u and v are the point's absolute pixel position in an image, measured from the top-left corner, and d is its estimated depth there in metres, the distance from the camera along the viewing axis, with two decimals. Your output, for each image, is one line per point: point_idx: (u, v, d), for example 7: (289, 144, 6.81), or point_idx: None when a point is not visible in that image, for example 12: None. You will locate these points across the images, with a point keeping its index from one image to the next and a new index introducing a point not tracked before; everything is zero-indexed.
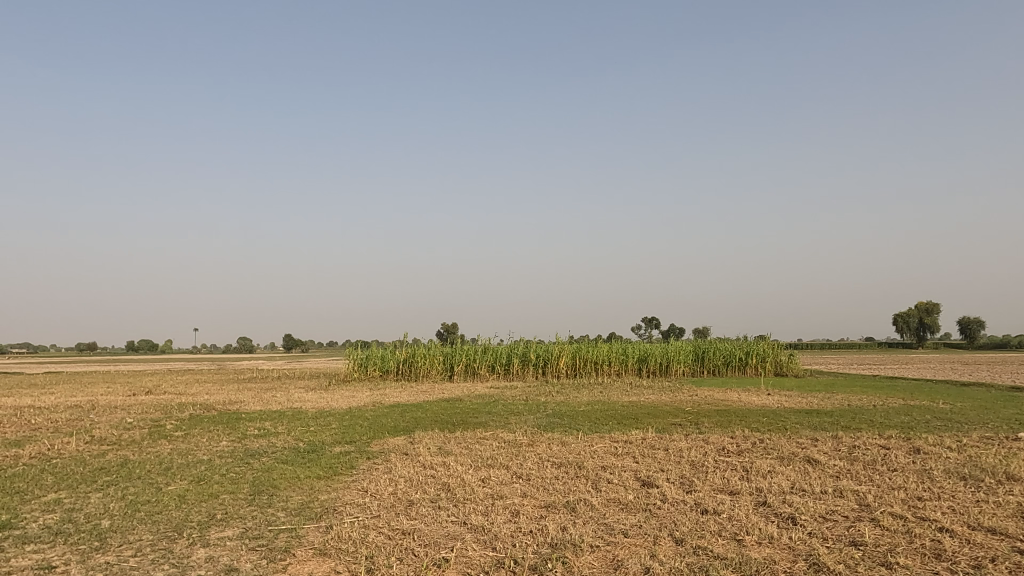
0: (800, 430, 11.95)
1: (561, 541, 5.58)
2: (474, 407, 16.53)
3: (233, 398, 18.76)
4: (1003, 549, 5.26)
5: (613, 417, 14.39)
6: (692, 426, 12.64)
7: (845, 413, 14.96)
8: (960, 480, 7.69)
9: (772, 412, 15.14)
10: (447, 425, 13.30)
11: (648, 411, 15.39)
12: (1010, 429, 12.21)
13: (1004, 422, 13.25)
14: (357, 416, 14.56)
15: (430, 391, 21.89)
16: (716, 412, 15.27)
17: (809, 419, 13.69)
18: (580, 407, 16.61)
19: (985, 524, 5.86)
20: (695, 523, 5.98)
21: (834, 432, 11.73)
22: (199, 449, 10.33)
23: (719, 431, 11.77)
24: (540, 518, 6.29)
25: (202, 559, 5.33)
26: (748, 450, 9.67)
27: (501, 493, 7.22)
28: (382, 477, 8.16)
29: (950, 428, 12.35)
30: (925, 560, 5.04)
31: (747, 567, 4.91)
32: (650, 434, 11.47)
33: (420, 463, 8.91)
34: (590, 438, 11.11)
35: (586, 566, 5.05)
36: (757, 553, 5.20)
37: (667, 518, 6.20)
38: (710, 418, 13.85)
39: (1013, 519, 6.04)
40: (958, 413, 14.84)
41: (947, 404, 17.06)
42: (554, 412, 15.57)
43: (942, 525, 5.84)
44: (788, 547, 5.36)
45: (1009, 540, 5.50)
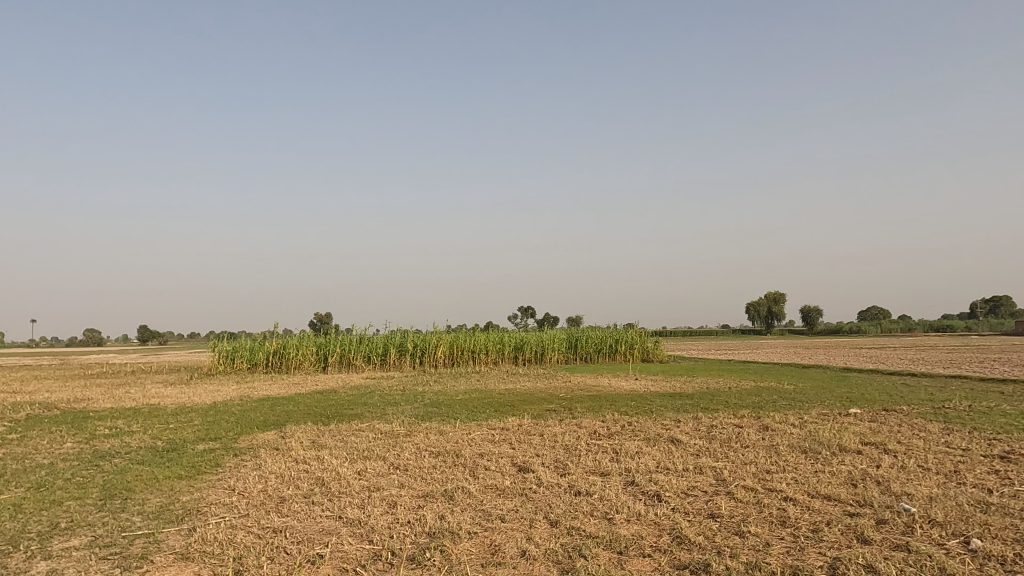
0: (664, 412, 12.71)
1: (439, 529, 5.59)
2: (349, 399, 16.10)
3: (79, 395, 17.15)
4: (836, 513, 5.88)
5: (490, 404, 14.63)
6: (565, 411, 13.08)
7: (704, 395, 16.08)
8: (801, 453, 8.50)
9: (639, 395, 15.98)
10: (320, 417, 12.90)
11: (523, 398, 15.74)
12: (841, 406, 13.64)
13: (838, 400, 14.77)
14: (222, 411, 13.79)
15: (303, 383, 21.15)
16: (587, 397, 15.90)
17: (672, 402, 14.57)
18: (458, 396, 16.66)
19: (822, 491, 6.52)
20: (568, 504, 6.20)
21: (694, 413, 12.54)
22: (38, 453, 9.35)
23: (591, 416, 12.22)
24: (417, 508, 6.26)
25: (43, 573, 4.84)
26: (617, 433, 10.15)
27: (378, 485, 7.12)
28: (251, 474, 7.77)
29: (793, 406, 13.59)
30: (771, 527, 5.54)
31: (616, 544, 5.17)
32: (525, 420, 11.75)
33: (292, 459, 8.57)
34: (468, 426, 11.19)
35: (464, 553, 5.09)
36: (626, 530, 5.48)
37: (542, 501, 6.38)
38: (582, 404, 14.39)
39: (844, 486, 6.77)
40: (800, 393, 16.39)
41: (790, 384, 18.80)
42: (431, 401, 15.56)
43: (786, 495, 6.44)
44: (654, 523, 5.69)
45: (841, 505, 6.16)
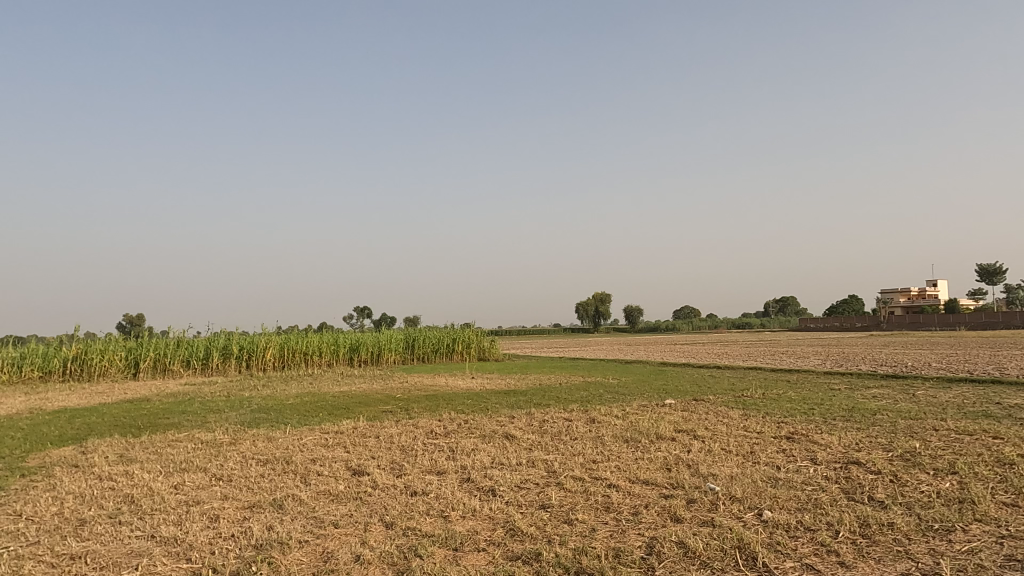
0: (499, 409, 13.04)
1: (267, 540, 5.31)
2: (164, 408, 14.74)
3: None
4: (653, 496, 6.39)
5: (323, 408, 14.13)
6: (401, 412, 12.97)
7: (537, 391, 16.71)
8: (623, 442, 9.13)
9: (475, 393, 16.25)
10: (130, 429, 11.70)
11: (359, 400, 15.38)
12: (658, 397, 14.81)
13: (656, 392, 16.03)
14: (5, 427, 12.03)
15: (109, 393, 19.05)
16: (424, 396, 15.89)
17: (507, 399, 14.98)
18: (288, 400, 15.90)
19: (641, 477, 7.05)
20: (404, 505, 6.17)
21: (528, 409, 12.99)
22: None
23: (428, 416, 12.23)
24: (243, 520, 5.90)
25: None
26: (453, 432, 10.24)
27: (198, 499, 6.61)
28: (43, 496, 6.86)
29: (617, 399, 14.53)
30: (596, 513, 5.90)
31: (451, 541, 5.22)
32: (360, 422, 11.49)
33: (95, 476, 7.70)
34: (299, 432, 10.72)
35: (293, 563, 4.88)
36: (460, 527, 5.56)
37: (377, 503, 6.28)
38: (419, 404, 14.36)
39: (660, 470, 7.37)
40: (623, 387, 17.57)
41: (615, 379, 20.10)
42: (259, 407, 14.71)
43: (610, 482, 6.89)
44: (488, 517, 5.82)
45: (657, 488, 6.71)
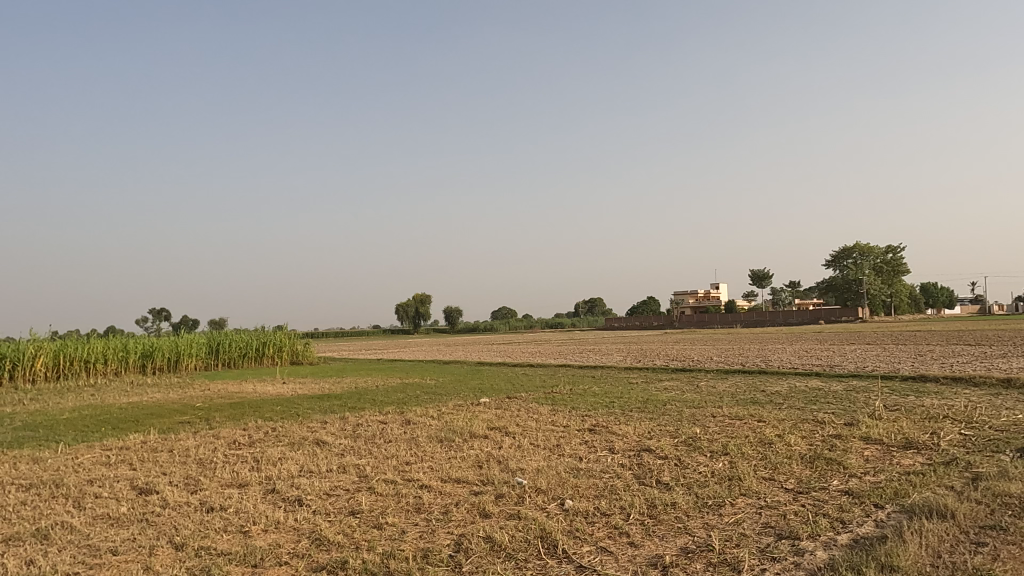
0: (311, 415, 12.54)
1: None
2: None
3: None
4: (464, 494, 6.50)
5: (107, 421, 12.65)
6: (201, 422, 11.99)
7: (353, 394, 16.31)
8: (437, 442, 9.20)
9: (286, 399, 15.48)
10: None
11: (151, 411, 13.98)
12: (474, 396, 15.15)
13: (471, 391, 16.39)
14: None
15: None
16: (229, 404, 14.83)
17: (320, 403, 14.45)
18: (63, 414, 14.01)
19: (454, 475, 7.15)
20: (198, 523, 5.70)
21: (341, 413, 12.63)
22: None
23: (231, 425, 11.44)
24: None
25: None
26: (259, 440, 9.67)
27: None
28: None
29: (433, 400, 14.62)
30: (407, 514, 5.88)
31: (250, 557, 4.91)
32: (151, 436, 10.44)
33: None
34: (75, 450, 9.50)
35: None
36: (262, 541, 5.25)
37: (166, 524, 5.74)
38: (221, 412, 13.38)
39: (472, 468, 7.52)
40: (440, 387, 17.72)
41: (432, 379, 20.21)
42: (24, 423, 12.80)
43: (422, 483, 6.90)
44: (293, 528, 5.56)
45: (468, 485, 6.83)
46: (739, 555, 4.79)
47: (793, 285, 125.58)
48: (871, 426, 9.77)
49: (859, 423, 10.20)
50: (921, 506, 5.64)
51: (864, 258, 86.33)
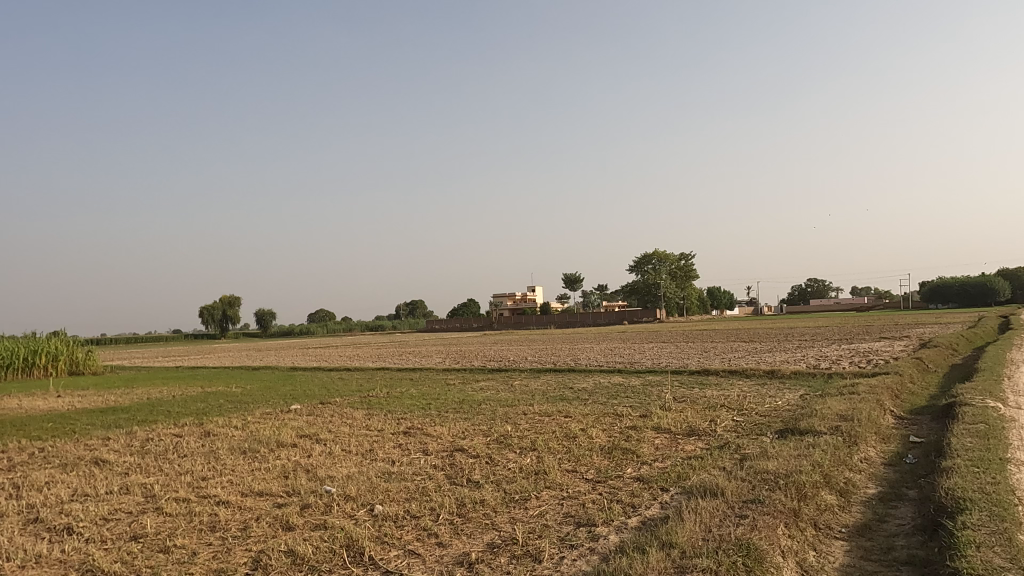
0: (90, 431, 11.14)
1: None
2: None
3: None
4: (267, 507, 6.14)
5: None
6: None
7: (143, 406, 14.76)
8: (240, 454, 8.61)
9: (60, 415, 13.61)
10: None
11: None
12: (284, 403, 14.39)
13: (281, 398, 15.57)
14: None
15: None
16: None
17: (102, 418, 12.90)
18: None
19: (256, 488, 6.72)
20: None
21: (128, 428, 11.37)
22: None
23: None
24: None
25: None
26: (22, 464, 8.40)
27: None
28: None
29: (238, 409, 13.67)
30: (200, 534, 5.43)
31: None
32: None
33: None
34: None
35: None
36: None
37: None
38: None
39: (277, 479, 7.13)
40: (246, 395, 16.62)
41: (237, 387, 18.88)
42: None
43: (220, 498, 6.41)
44: (59, 562, 4.90)
45: (272, 498, 6.46)
46: (540, 545, 5.02)
47: (601, 288, 134.47)
48: (661, 417, 10.73)
49: (652, 414, 11.17)
50: (698, 486, 6.31)
51: (661, 263, 94.45)
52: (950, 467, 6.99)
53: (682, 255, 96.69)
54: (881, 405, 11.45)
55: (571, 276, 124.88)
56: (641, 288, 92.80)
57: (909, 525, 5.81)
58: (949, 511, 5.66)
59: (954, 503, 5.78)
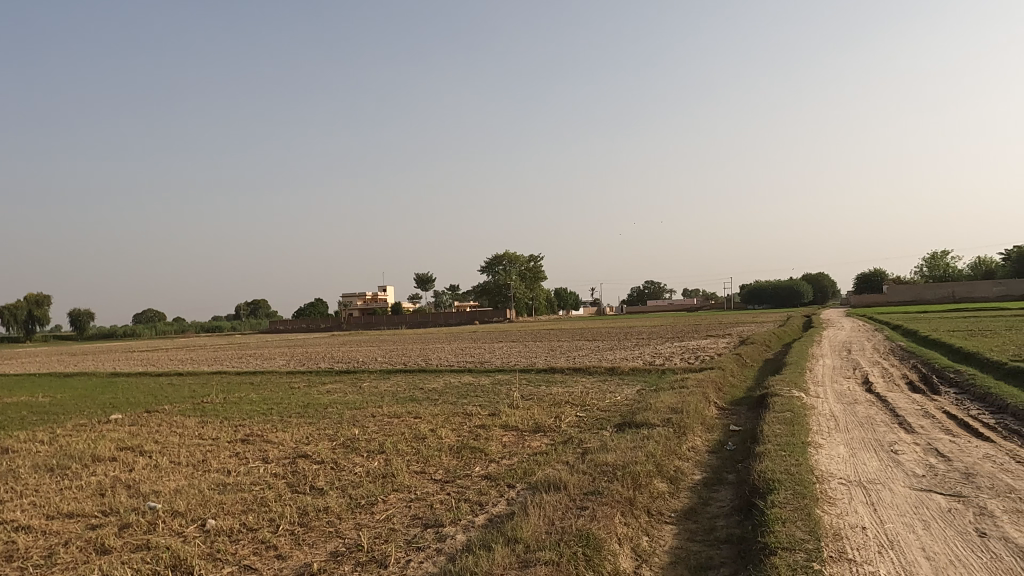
0: None
1: None
2: None
3: None
4: (78, 529, 5.51)
5: None
6: None
7: None
8: (46, 472, 7.65)
9: None
10: None
11: None
12: (102, 413, 13.00)
13: (100, 407, 14.06)
14: None
15: None
16: None
17: None
18: None
19: (65, 510, 6.01)
20: None
21: None
22: None
23: None
24: None
25: None
26: None
27: None
28: None
29: (45, 421, 12.16)
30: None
31: None
32: None
33: None
34: None
35: None
36: None
37: None
38: None
39: (91, 498, 6.41)
40: (56, 405, 14.82)
41: (46, 397, 16.80)
42: None
43: (19, 524, 5.65)
44: None
45: (84, 519, 5.81)
46: (387, 550, 4.94)
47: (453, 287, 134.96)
48: (509, 415, 10.97)
49: (500, 412, 11.39)
50: (543, 481, 6.51)
51: (512, 265, 96.77)
52: (762, 452, 7.77)
53: (532, 256, 99.49)
54: (706, 397, 12.49)
55: (423, 277, 124.22)
56: (492, 288, 94.26)
57: (727, 507, 6.38)
58: (761, 491, 6.28)
59: (766, 484, 6.44)
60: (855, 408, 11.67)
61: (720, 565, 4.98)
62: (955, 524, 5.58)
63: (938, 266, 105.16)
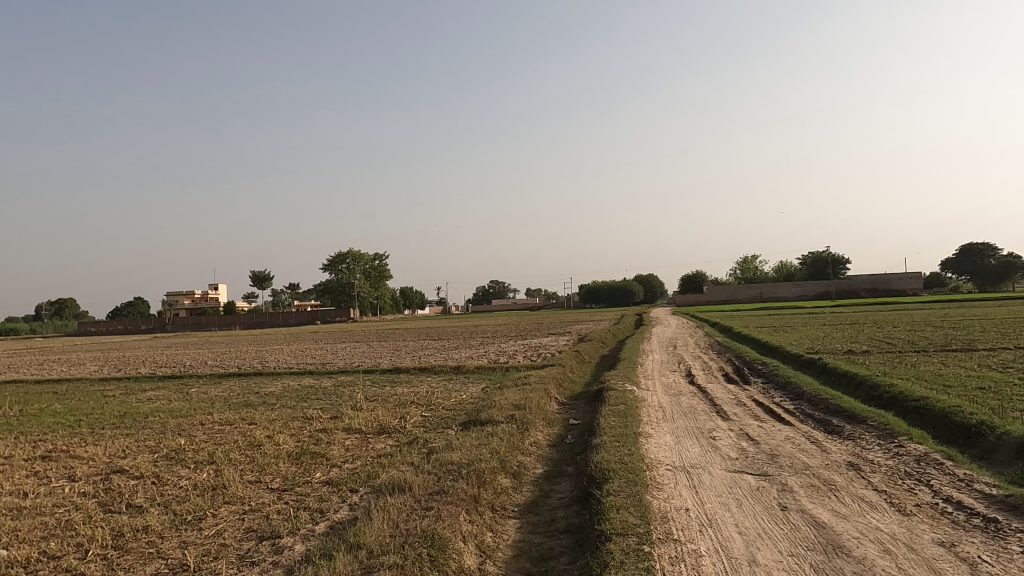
0: None
1: None
2: None
3: None
4: None
5: None
6: None
7: None
8: None
9: None
10: None
11: None
12: None
13: None
14: None
15: None
16: None
17: None
18: None
19: None
20: None
21: None
22: None
23: None
24: None
25: None
26: None
27: None
28: None
29: None
30: None
31: None
32: None
33: None
34: None
35: None
36: None
37: None
38: None
39: None
40: None
41: None
42: None
43: None
44: None
45: None
46: (216, 568, 4.60)
47: (292, 286, 129.02)
48: (352, 418, 10.67)
49: (343, 415, 11.05)
50: (387, 483, 6.40)
51: (355, 263, 94.18)
52: (599, 444, 8.19)
53: (377, 255, 97.61)
54: (547, 394, 12.95)
55: (259, 275, 117.36)
56: (335, 288, 91.23)
57: (567, 498, 6.65)
58: (598, 481, 6.62)
59: (602, 474, 6.79)
60: (680, 399, 12.67)
61: (560, 554, 5.18)
62: (762, 501, 6.24)
63: (750, 270, 116.86)
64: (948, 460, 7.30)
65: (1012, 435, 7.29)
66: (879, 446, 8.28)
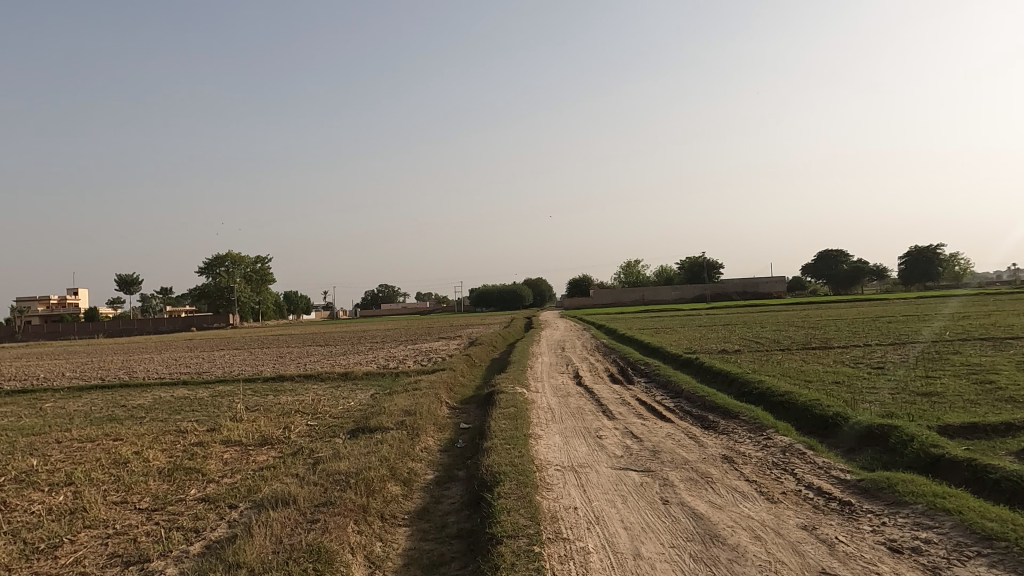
0: None
1: None
2: None
3: None
4: None
5: None
6: None
7: None
8: None
9: None
10: None
11: None
12: None
13: None
14: None
15: None
16: None
17: None
18: None
19: None
20: None
21: None
22: None
23: None
24: None
25: None
26: None
27: None
28: None
29: None
30: None
31: None
32: None
33: None
34: None
35: None
36: None
37: None
38: None
39: None
40: None
41: None
42: None
43: None
44: None
45: None
46: None
47: (164, 290, 120.61)
48: (231, 429, 10.11)
49: (220, 427, 10.43)
50: (269, 498, 6.10)
51: (236, 266, 89.61)
52: (490, 446, 8.24)
53: (259, 259, 93.38)
54: (438, 398, 12.87)
55: (127, 279, 109.09)
56: (212, 292, 85.97)
57: (458, 503, 6.63)
58: (488, 484, 6.64)
59: (492, 477, 6.83)
60: (568, 400, 12.97)
61: (451, 560, 5.15)
62: (646, 496, 6.50)
63: (632, 275, 122.14)
64: (809, 449, 7.93)
65: (862, 424, 8.03)
66: (750, 439, 8.86)
